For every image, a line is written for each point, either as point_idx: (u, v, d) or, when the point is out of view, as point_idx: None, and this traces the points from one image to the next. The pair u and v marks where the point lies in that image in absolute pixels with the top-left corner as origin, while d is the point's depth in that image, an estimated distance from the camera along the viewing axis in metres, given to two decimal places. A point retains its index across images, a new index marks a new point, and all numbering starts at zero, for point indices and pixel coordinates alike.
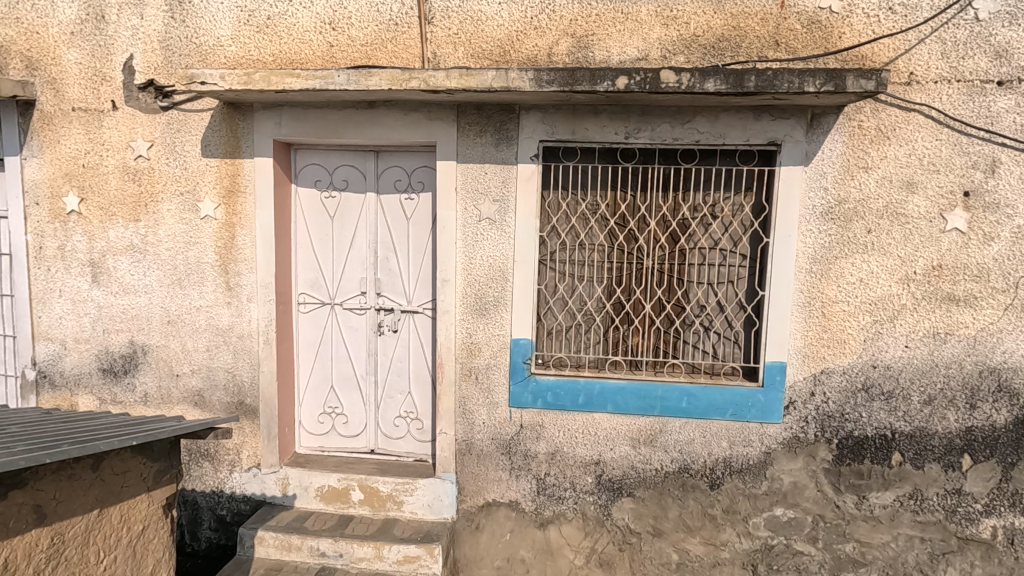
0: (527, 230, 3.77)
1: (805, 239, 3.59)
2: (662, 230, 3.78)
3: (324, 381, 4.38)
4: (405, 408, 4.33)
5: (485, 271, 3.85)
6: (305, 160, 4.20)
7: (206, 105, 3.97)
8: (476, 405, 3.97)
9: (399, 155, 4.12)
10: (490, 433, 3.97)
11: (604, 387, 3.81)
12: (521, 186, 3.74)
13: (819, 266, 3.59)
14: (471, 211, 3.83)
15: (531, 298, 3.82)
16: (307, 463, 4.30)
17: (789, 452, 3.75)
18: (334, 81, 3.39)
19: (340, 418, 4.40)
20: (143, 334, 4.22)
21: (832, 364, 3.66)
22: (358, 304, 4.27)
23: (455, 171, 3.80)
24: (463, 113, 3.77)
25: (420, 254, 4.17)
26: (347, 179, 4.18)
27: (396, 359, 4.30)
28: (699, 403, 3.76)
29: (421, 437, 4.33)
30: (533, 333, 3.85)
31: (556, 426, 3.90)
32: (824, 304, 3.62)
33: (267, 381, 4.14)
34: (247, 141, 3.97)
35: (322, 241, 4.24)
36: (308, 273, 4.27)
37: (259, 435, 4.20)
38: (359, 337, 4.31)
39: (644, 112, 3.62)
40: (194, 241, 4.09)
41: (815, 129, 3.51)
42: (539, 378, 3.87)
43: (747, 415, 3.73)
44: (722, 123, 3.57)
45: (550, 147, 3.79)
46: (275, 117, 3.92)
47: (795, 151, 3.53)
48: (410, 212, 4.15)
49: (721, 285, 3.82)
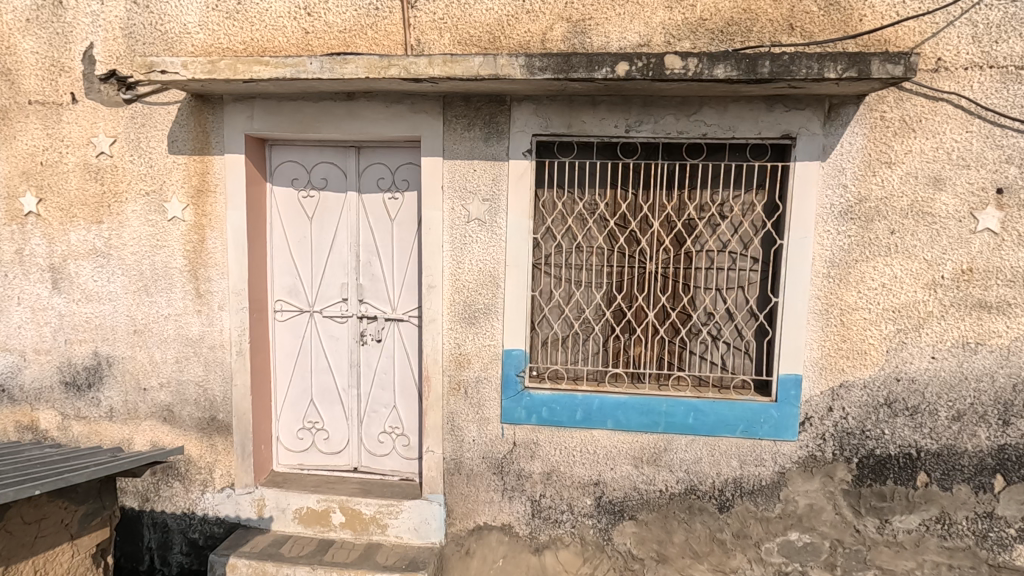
0: (519, 232, 3.47)
1: (822, 241, 3.29)
2: (667, 231, 3.49)
3: (303, 394, 4.09)
4: (391, 423, 4.04)
5: (474, 276, 3.56)
6: (282, 156, 3.90)
7: (172, 97, 3.66)
8: (465, 421, 3.67)
9: (381, 151, 3.83)
10: (480, 451, 3.67)
11: (604, 401, 3.51)
12: (512, 184, 3.45)
13: (838, 271, 3.30)
14: (459, 211, 3.53)
15: (524, 305, 3.52)
16: (285, 483, 4.00)
17: (805, 472, 3.45)
18: (306, 69, 3.10)
19: (321, 434, 4.11)
20: (107, 344, 3.92)
21: (851, 377, 3.36)
22: (339, 312, 3.97)
23: (442, 168, 3.51)
24: (450, 105, 3.47)
25: (405, 258, 3.87)
26: (326, 177, 3.89)
27: (380, 371, 4.01)
28: (706, 419, 3.46)
29: (407, 454, 4.03)
30: (526, 344, 3.56)
31: (552, 443, 3.60)
32: (843, 312, 3.32)
33: (240, 395, 3.84)
34: (217, 137, 3.67)
35: (300, 244, 3.95)
36: (285, 278, 3.98)
37: (233, 453, 3.91)
38: (340, 347, 4.02)
39: (647, 103, 3.32)
40: (161, 245, 3.79)
41: (833, 121, 3.22)
42: (533, 393, 3.57)
43: (759, 432, 3.44)
44: (732, 115, 3.28)
45: (544, 142, 3.50)
46: (247, 110, 3.62)
47: (811, 145, 3.23)
48: (394, 213, 3.86)
49: (730, 291, 3.52)
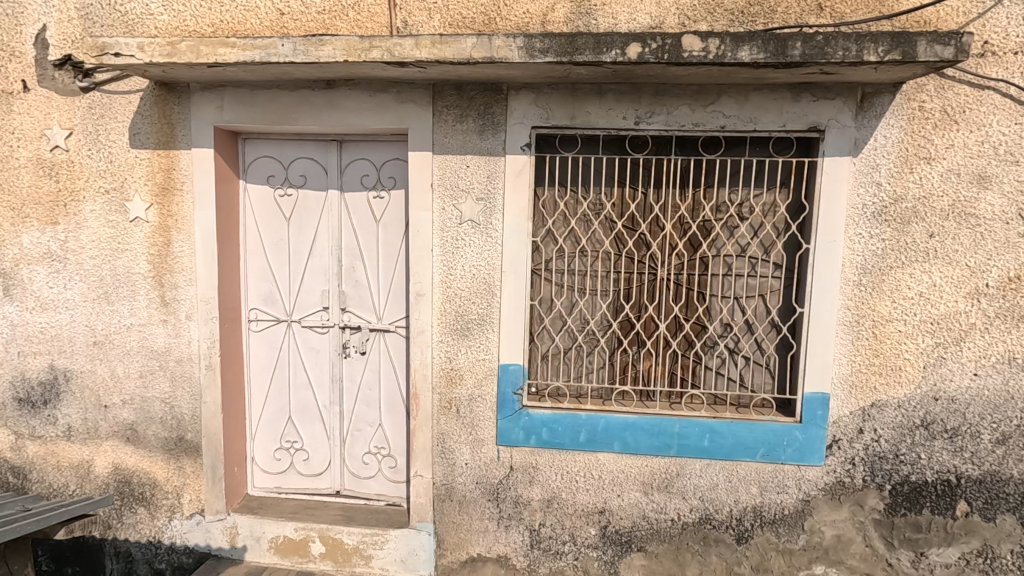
0: (517, 234, 3.14)
1: (853, 246, 2.97)
2: (680, 234, 3.16)
3: (280, 412, 3.74)
4: (376, 443, 3.70)
5: (467, 283, 3.22)
6: (257, 151, 3.56)
7: (134, 86, 3.31)
8: (457, 443, 3.33)
9: (366, 146, 3.49)
10: (474, 476, 3.34)
11: (610, 422, 3.18)
12: (510, 182, 3.12)
13: (870, 278, 2.97)
14: (450, 212, 3.19)
15: (522, 316, 3.19)
16: (260, 509, 3.65)
17: (832, 500, 3.13)
18: (277, 51, 2.74)
19: (300, 454, 3.77)
20: (64, 357, 3.57)
21: (884, 396, 3.04)
22: (319, 321, 3.64)
23: (432, 163, 3.17)
24: (441, 94, 3.14)
25: (391, 263, 3.54)
26: (306, 174, 3.55)
27: (364, 386, 3.67)
28: (724, 442, 3.13)
29: (394, 477, 3.69)
30: (525, 358, 3.23)
31: (552, 468, 3.27)
32: (876, 324, 3.00)
33: (210, 414, 3.50)
34: (183, 129, 3.33)
35: (276, 247, 3.61)
36: (261, 285, 3.64)
37: (202, 476, 3.56)
38: (321, 360, 3.68)
39: (658, 92, 3.00)
40: (122, 248, 3.44)
41: (866, 111, 2.89)
42: (532, 412, 3.23)
43: (781, 456, 3.11)
44: (753, 105, 2.95)
45: (544, 135, 3.17)
46: (217, 100, 3.28)
47: (842, 138, 2.91)
48: (380, 213, 3.52)
49: (750, 299, 3.19)
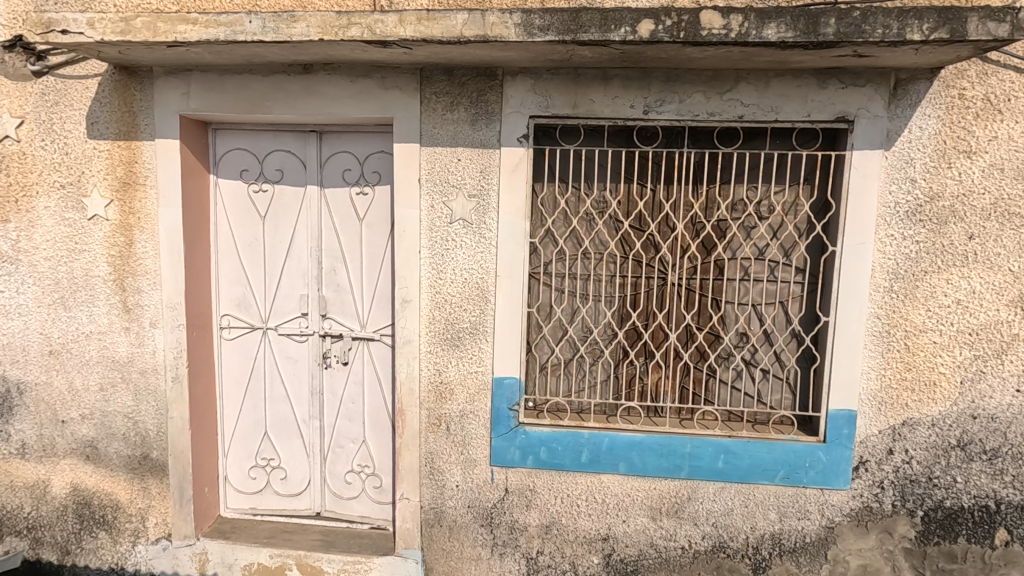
0: (512, 234, 2.85)
1: (884, 248, 2.69)
2: (692, 235, 2.88)
3: (256, 427, 3.45)
4: (359, 462, 3.40)
5: (458, 289, 2.93)
6: (229, 143, 3.26)
7: (91, 70, 3.00)
8: (447, 463, 3.04)
9: (347, 137, 3.19)
10: (466, 499, 3.05)
11: (615, 441, 2.90)
12: (505, 176, 2.83)
13: (902, 284, 2.69)
14: (440, 210, 2.90)
15: (519, 324, 2.91)
16: (233, 533, 3.36)
17: (858, 527, 2.85)
18: (244, 28, 2.44)
19: (277, 473, 3.47)
20: (17, 368, 3.26)
21: (917, 414, 2.76)
22: (298, 329, 3.34)
23: (420, 156, 2.88)
24: (429, 79, 2.84)
25: (376, 265, 3.24)
26: (282, 168, 3.25)
27: (346, 399, 3.37)
28: (740, 463, 2.85)
29: (379, 498, 3.40)
30: (522, 371, 2.94)
31: (551, 491, 2.98)
32: (909, 334, 2.72)
33: (178, 430, 3.20)
34: (146, 118, 3.02)
35: (250, 248, 3.31)
36: (234, 289, 3.34)
37: (169, 498, 3.26)
38: (300, 371, 3.39)
39: (669, 78, 2.71)
40: (80, 249, 3.13)
41: (899, 99, 2.61)
42: (528, 430, 2.95)
43: (803, 479, 2.83)
44: (775, 93, 2.67)
45: (543, 126, 2.88)
46: (183, 86, 2.98)
47: (873, 130, 2.63)
48: (363, 211, 3.22)
49: (769, 306, 2.91)
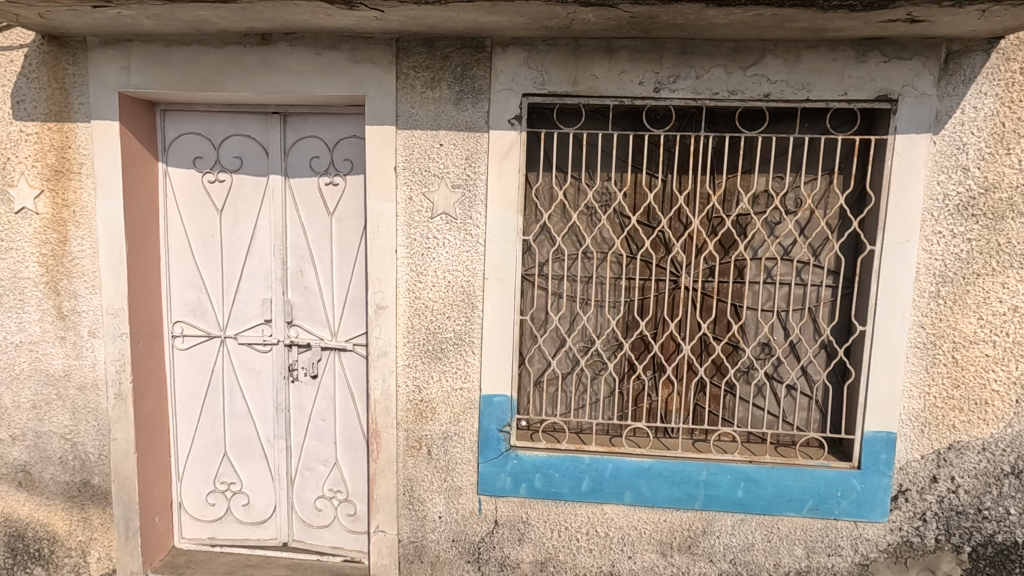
0: (503, 230, 2.48)
1: (931, 248, 2.33)
2: (708, 232, 2.56)
3: (214, 446, 3.06)
4: (330, 486, 3.03)
5: (441, 294, 2.56)
6: (180, 127, 2.86)
7: (16, 40, 2.59)
8: (428, 492, 2.67)
9: (315, 120, 2.81)
10: (450, 533, 2.68)
11: (620, 467, 2.54)
12: (494, 163, 2.46)
13: (951, 289, 2.34)
14: (419, 202, 2.52)
15: (510, 333, 2.54)
16: (188, 568, 2.97)
17: (896, 565, 2.50)
18: None
19: (238, 499, 3.09)
20: None
21: (965, 437, 2.42)
22: (260, 337, 2.96)
23: (396, 140, 2.50)
24: (406, 51, 2.46)
25: (347, 266, 2.86)
26: (241, 155, 2.87)
27: (316, 416, 2.99)
28: (762, 493, 2.50)
29: (353, 527, 3.02)
30: (513, 388, 2.57)
31: (547, 523, 2.62)
32: (957, 346, 2.37)
33: (121, 454, 2.80)
34: (81, 97, 2.62)
35: (206, 246, 2.92)
36: (187, 292, 2.95)
37: (113, 529, 2.86)
38: (263, 384, 3.00)
39: (684, 50, 2.35)
40: (6, 247, 2.73)
41: (951, 75, 2.26)
42: (521, 455, 2.58)
43: (834, 510, 2.48)
44: (806, 67, 2.31)
45: (539, 106, 2.51)
46: (122, 59, 2.57)
47: (920, 110, 2.27)
48: (333, 204, 2.84)
49: (795, 312, 2.56)
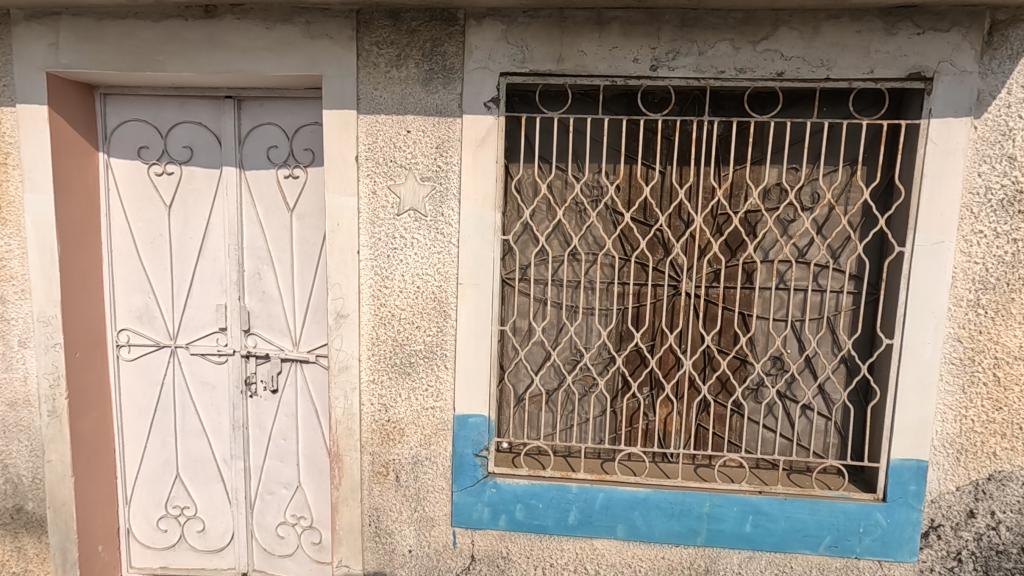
0: (477, 229, 2.18)
1: (970, 250, 2.02)
2: (712, 232, 2.27)
3: (165, 467, 2.77)
4: (293, 511, 2.73)
5: (408, 301, 2.26)
6: (123, 113, 2.56)
7: None
8: (396, 524, 2.37)
9: (272, 105, 2.51)
10: (422, 569, 2.38)
11: (611, 497, 2.24)
12: (469, 153, 2.16)
13: (993, 297, 2.03)
14: (384, 196, 2.22)
15: (487, 346, 2.24)
16: None
17: None
18: None
19: (193, 524, 2.80)
20: None
21: (1008, 466, 2.11)
22: (215, 347, 2.67)
23: (358, 127, 2.20)
24: (368, 25, 2.16)
25: (310, 269, 2.57)
26: (191, 144, 2.57)
27: (277, 435, 2.70)
28: (773, 528, 2.20)
29: (318, 557, 2.73)
30: (491, 408, 2.27)
31: (530, 559, 2.32)
32: (1000, 362, 2.06)
33: (57, 478, 2.50)
34: (5, 78, 2.32)
35: (154, 246, 2.63)
36: (133, 298, 2.66)
37: (49, 561, 2.56)
38: (218, 399, 2.71)
39: (685, 22, 2.04)
40: None
41: (995, 50, 1.95)
42: (500, 483, 2.28)
43: (855, 548, 2.18)
44: (826, 41, 2.00)
45: (519, 87, 2.21)
46: (49, 34, 2.28)
47: (959, 90, 1.96)
48: (294, 200, 2.54)
49: (810, 322, 2.26)
